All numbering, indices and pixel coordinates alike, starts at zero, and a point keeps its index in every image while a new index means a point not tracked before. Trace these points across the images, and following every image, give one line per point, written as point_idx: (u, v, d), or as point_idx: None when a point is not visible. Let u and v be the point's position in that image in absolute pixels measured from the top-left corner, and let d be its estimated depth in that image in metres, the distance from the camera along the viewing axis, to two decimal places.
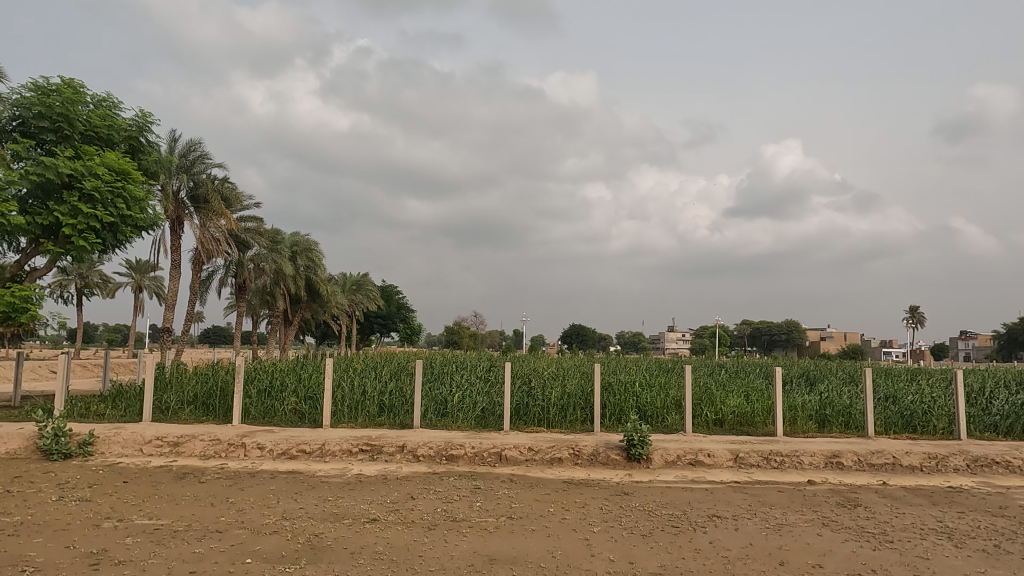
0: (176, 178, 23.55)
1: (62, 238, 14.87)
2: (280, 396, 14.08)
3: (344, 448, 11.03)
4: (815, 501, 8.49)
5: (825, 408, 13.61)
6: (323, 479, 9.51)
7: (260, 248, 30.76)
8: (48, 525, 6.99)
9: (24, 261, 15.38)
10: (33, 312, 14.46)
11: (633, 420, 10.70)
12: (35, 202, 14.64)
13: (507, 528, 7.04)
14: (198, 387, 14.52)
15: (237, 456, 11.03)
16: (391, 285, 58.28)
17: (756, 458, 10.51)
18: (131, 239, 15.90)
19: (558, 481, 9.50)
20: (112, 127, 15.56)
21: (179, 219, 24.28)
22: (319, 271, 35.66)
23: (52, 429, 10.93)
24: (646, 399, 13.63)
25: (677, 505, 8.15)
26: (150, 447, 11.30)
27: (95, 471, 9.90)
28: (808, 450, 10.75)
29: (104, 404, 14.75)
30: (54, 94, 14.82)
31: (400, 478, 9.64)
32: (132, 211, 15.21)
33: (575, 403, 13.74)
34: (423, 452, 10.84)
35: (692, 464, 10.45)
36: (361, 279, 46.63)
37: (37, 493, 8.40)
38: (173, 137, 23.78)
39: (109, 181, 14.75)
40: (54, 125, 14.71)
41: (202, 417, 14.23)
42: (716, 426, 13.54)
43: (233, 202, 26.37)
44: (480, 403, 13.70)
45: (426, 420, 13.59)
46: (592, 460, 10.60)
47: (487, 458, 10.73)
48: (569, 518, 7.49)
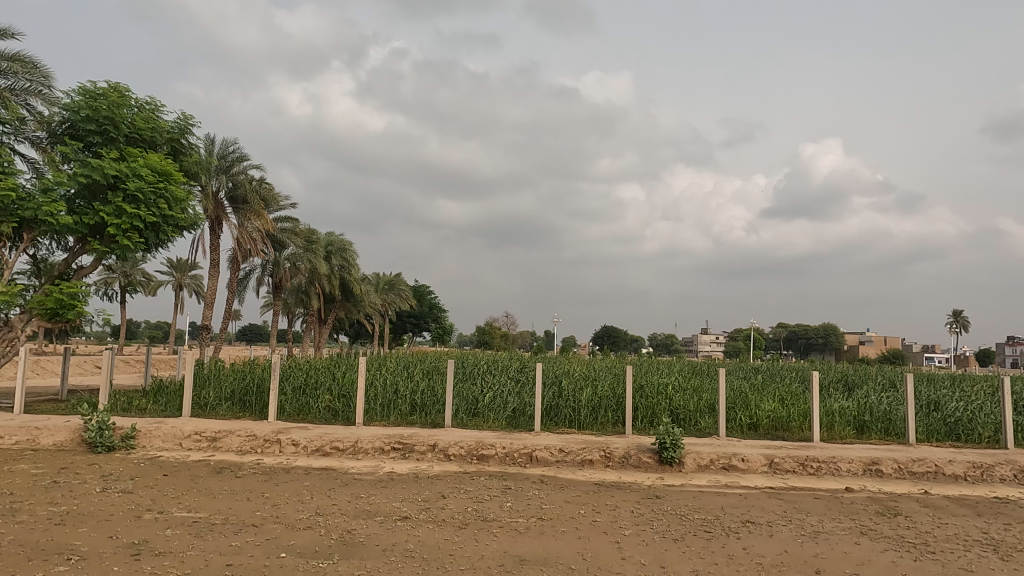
0: (215, 179, 24.13)
1: (107, 237, 15.32)
2: (314, 393, 14.30)
3: (376, 446, 11.15)
4: (852, 509, 8.30)
5: (864, 414, 13.32)
6: (357, 477, 9.63)
7: (295, 248, 31.22)
8: (92, 515, 7.22)
9: (71, 259, 15.87)
10: (80, 309, 14.93)
11: (666, 423, 10.58)
12: (82, 202, 15.09)
13: (538, 529, 7.02)
14: (236, 384, 14.82)
15: (273, 452, 11.23)
16: (423, 285, 58.73)
17: (792, 464, 10.30)
18: (172, 238, 16.37)
19: (590, 483, 9.47)
20: (155, 129, 15.97)
21: (219, 219, 24.85)
22: (354, 270, 36.07)
23: (97, 422, 11.30)
24: (679, 402, 13.48)
25: (709, 510, 8.03)
26: (189, 441, 11.56)
27: (137, 464, 10.20)
28: (846, 456, 10.50)
29: (146, 399, 15.18)
30: (100, 97, 15.20)
31: (431, 476, 9.70)
32: (173, 211, 15.65)
33: (606, 404, 13.61)
34: (455, 451, 10.90)
35: (726, 468, 10.30)
36: (394, 278, 46.98)
37: (82, 484, 8.68)
38: (213, 138, 24.32)
39: (152, 182, 15.14)
40: (100, 127, 15.16)
41: (240, 413, 14.55)
42: (751, 430, 13.34)
43: (271, 202, 26.87)
44: (511, 403, 13.72)
45: (457, 420, 13.69)
46: (623, 462, 10.53)
47: (518, 459, 10.73)
48: (600, 520, 7.44)
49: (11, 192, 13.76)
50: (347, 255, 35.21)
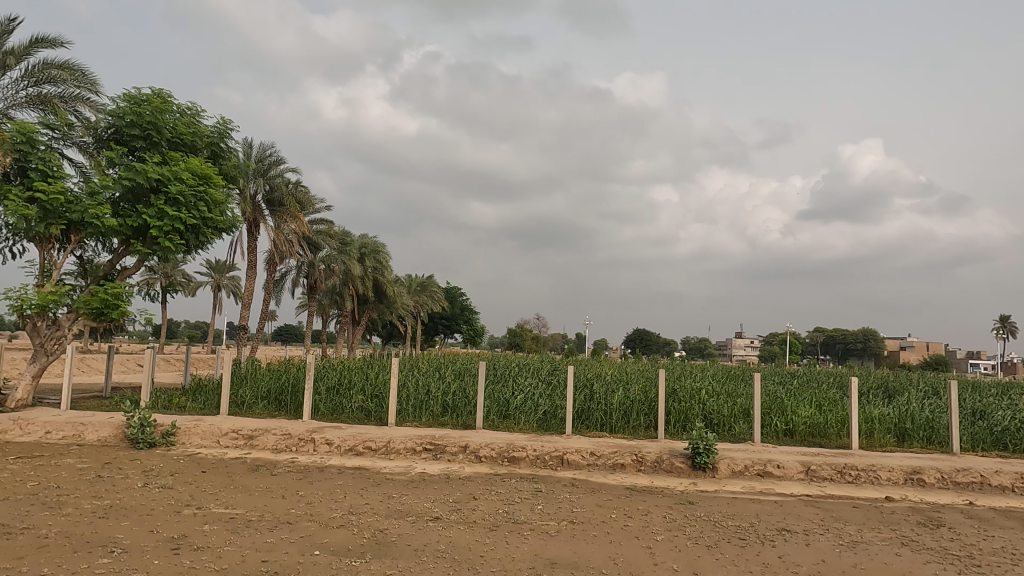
0: (253, 182, 24.65)
1: (150, 239, 15.75)
2: (348, 394, 14.46)
3: (408, 446, 11.24)
4: (893, 519, 8.07)
5: (905, 421, 12.95)
6: (389, 477, 9.71)
7: (330, 250, 31.67)
8: (134, 509, 7.42)
9: (115, 260, 16.36)
10: (123, 308, 15.37)
11: (699, 427, 10.43)
12: (126, 205, 15.55)
13: (568, 532, 6.99)
14: (272, 383, 15.09)
15: (307, 451, 11.40)
16: (455, 287, 59.01)
17: (829, 471, 10.07)
18: (212, 240, 16.76)
19: (621, 487, 9.39)
20: (196, 134, 16.37)
21: (256, 221, 25.36)
22: (387, 272, 36.42)
23: (139, 418, 11.61)
24: (713, 407, 13.27)
25: (744, 517, 7.89)
26: (227, 439, 11.79)
27: (177, 460, 10.45)
28: (886, 465, 10.22)
29: (186, 397, 15.56)
30: (144, 103, 15.62)
31: (462, 477, 9.73)
32: (213, 214, 16.04)
33: (638, 408, 13.46)
34: (486, 453, 10.92)
35: (760, 475, 10.10)
36: (426, 280, 47.27)
37: (125, 479, 8.93)
38: (251, 142, 24.84)
39: (193, 186, 15.54)
40: (144, 132, 15.61)
41: (275, 412, 14.79)
42: (787, 436, 13.08)
43: (306, 205, 27.33)
44: (542, 406, 13.68)
45: (488, 421, 13.70)
46: (655, 467, 10.41)
47: (549, 461, 10.70)
48: (632, 525, 7.37)
49: (60, 195, 14.24)
50: (380, 257, 35.56)
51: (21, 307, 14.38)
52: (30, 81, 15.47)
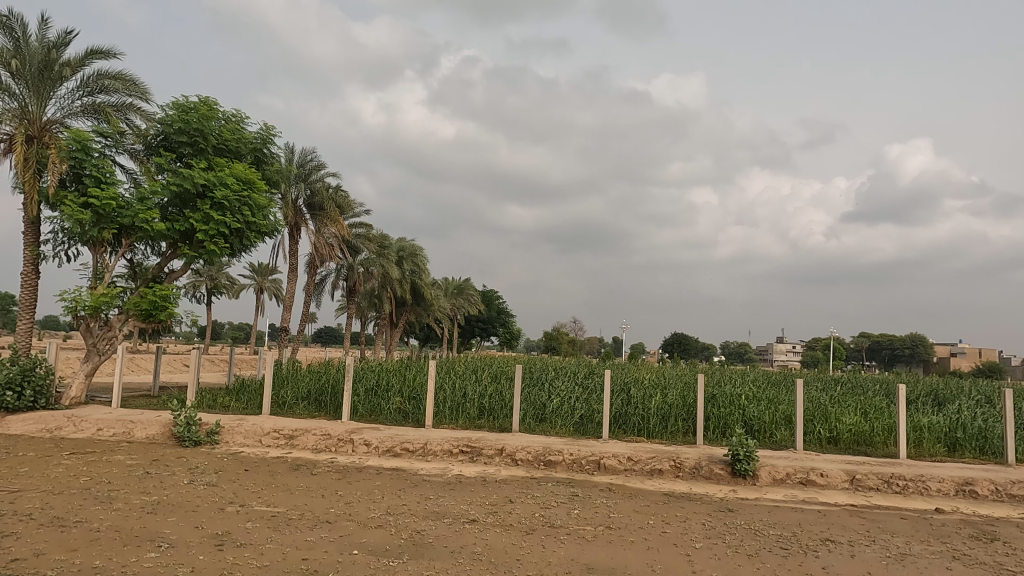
0: (295, 186, 25.17)
1: (196, 243, 16.20)
2: (386, 395, 14.62)
3: (445, 448, 11.31)
4: (943, 531, 7.79)
5: (956, 430, 12.49)
6: (426, 478, 9.79)
7: (369, 253, 32.12)
8: (181, 505, 7.63)
9: (164, 263, 16.87)
10: (170, 310, 15.84)
11: (739, 434, 10.25)
12: (174, 209, 16.03)
13: (605, 538, 6.93)
14: (312, 384, 15.34)
15: (346, 451, 11.56)
16: (492, 290, 59.18)
17: (875, 481, 9.77)
18: (255, 244, 17.16)
19: (659, 493, 9.27)
20: (240, 140, 16.79)
21: (298, 225, 25.86)
22: (424, 275, 36.72)
23: (185, 417, 11.95)
24: (753, 413, 13.01)
25: (786, 526, 7.72)
26: (269, 438, 12.04)
27: (221, 458, 10.72)
28: (936, 475, 9.87)
29: (230, 396, 15.94)
30: (191, 110, 16.08)
31: (499, 480, 9.74)
32: (256, 218, 16.42)
33: (676, 413, 13.27)
34: (522, 456, 10.91)
35: (803, 483, 9.86)
36: (462, 283, 47.51)
37: (171, 476, 9.20)
38: (292, 148, 25.37)
39: (237, 191, 15.94)
40: (191, 139, 16.08)
41: (315, 413, 15.03)
42: (830, 444, 12.74)
43: (346, 209, 27.78)
44: (579, 410, 13.60)
45: (525, 425, 13.69)
46: (694, 473, 10.25)
47: (586, 466, 10.63)
48: (670, 531, 7.27)
49: (111, 201, 14.76)
50: (418, 260, 35.90)
51: (75, 308, 14.93)
52: (85, 92, 16.08)
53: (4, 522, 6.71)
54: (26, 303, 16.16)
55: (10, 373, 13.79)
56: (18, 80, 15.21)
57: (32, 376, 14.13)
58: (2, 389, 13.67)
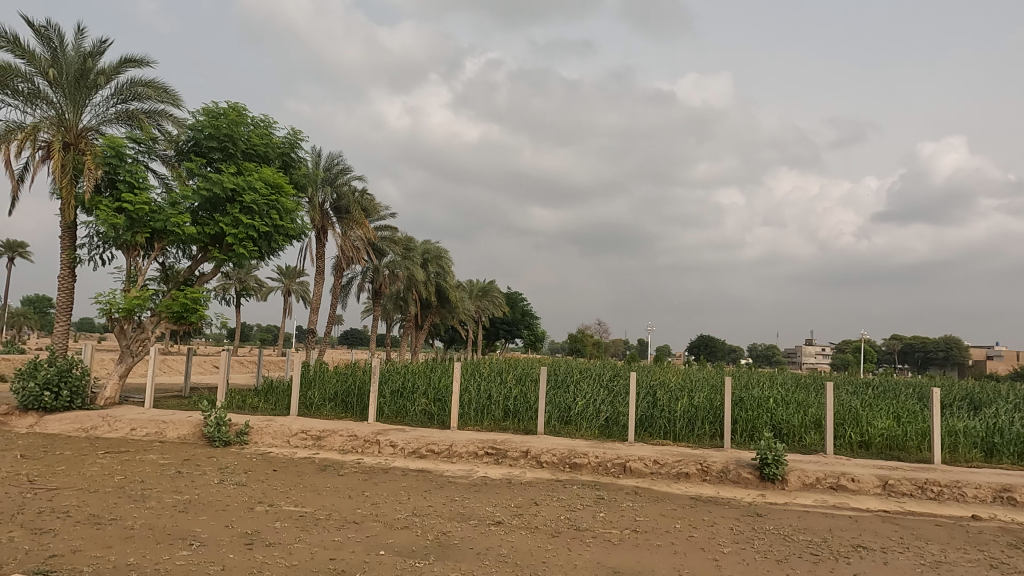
0: (322, 190, 25.47)
1: (226, 246, 16.48)
2: (411, 397, 14.70)
3: (471, 450, 11.33)
4: (980, 539, 7.59)
5: (993, 435, 12.16)
6: (451, 479, 9.82)
7: (394, 256, 32.36)
8: (211, 504, 7.75)
9: (194, 267, 17.18)
10: (201, 312, 16.12)
11: (768, 437, 10.10)
12: (204, 213, 16.32)
13: (632, 541, 6.88)
14: (339, 385, 15.49)
15: (372, 452, 11.65)
16: (517, 292, 59.18)
17: (909, 487, 9.55)
18: (283, 247, 17.40)
19: (686, 497, 9.18)
20: (269, 145, 17.04)
21: (325, 228, 26.16)
22: (449, 277, 36.87)
23: (215, 418, 12.16)
24: (782, 416, 12.81)
25: (816, 532, 7.58)
26: (297, 439, 12.18)
27: (250, 458, 10.88)
28: (972, 482, 9.62)
29: (258, 397, 16.17)
30: (221, 116, 16.36)
31: (524, 482, 9.74)
32: (284, 221, 16.65)
33: (703, 416, 13.12)
34: (547, 458, 10.89)
35: (834, 488, 9.68)
36: (487, 285, 47.58)
37: (202, 475, 9.36)
38: (319, 152, 25.68)
39: (266, 195, 16.17)
40: (221, 144, 16.36)
41: (342, 414, 15.17)
42: (862, 449, 12.50)
43: (372, 212, 28.01)
44: (604, 412, 13.51)
45: (550, 427, 13.67)
46: (721, 477, 10.12)
47: (611, 469, 10.56)
48: (697, 536, 7.20)
49: (144, 206, 15.10)
50: (443, 262, 35.91)
51: (110, 311, 15.29)
52: (119, 99, 16.46)
53: (42, 519, 6.89)
54: (63, 305, 16.58)
55: (48, 374, 14.15)
56: (55, 88, 15.63)
57: (68, 376, 14.49)
58: (39, 389, 14.04)
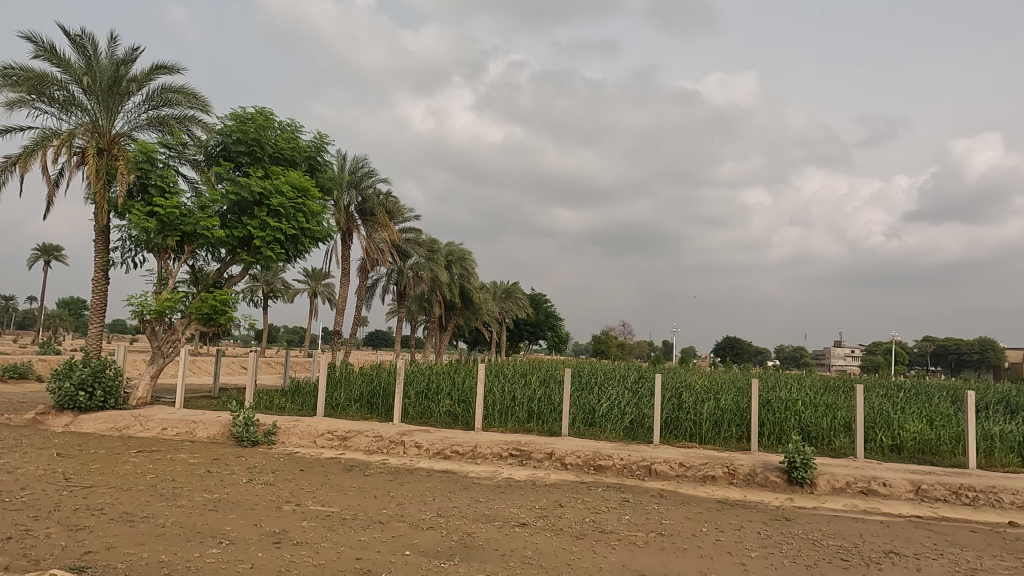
0: (347, 193, 25.73)
1: (253, 249, 16.71)
2: (436, 398, 14.77)
3: (495, 452, 11.35)
4: (1018, 546, 7.38)
5: None
6: (476, 481, 9.84)
7: (418, 258, 32.54)
8: (240, 503, 7.87)
9: (223, 269, 17.46)
10: (229, 314, 16.38)
11: (796, 440, 9.94)
12: (233, 216, 16.59)
13: (657, 544, 6.82)
14: (364, 386, 15.61)
15: (397, 453, 11.73)
16: (540, 294, 59.13)
17: (943, 492, 9.33)
18: (309, 249, 17.59)
19: (712, 500, 9.08)
20: (295, 149, 17.26)
21: (350, 231, 26.40)
22: (472, 279, 36.97)
23: (243, 418, 12.34)
24: (811, 419, 12.61)
25: (846, 537, 7.45)
26: (323, 439, 12.31)
27: (278, 458, 11.03)
28: (1009, 487, 9.36)
29: (286, 398, 16.37)
30: (249, 121, 16.60)
31: (548, 484, 9.72)
32: (310, 224, 16.85)
33: (729, 418, 12.96)
34: (572, 460, 10.85)
35: (864, 492, 9.50)
36: (511, 287, 47.59)
37: (231, 474, 9.51)
38: (345, 155, 25.93)
39: (293, 198, 16.39)
40: (249, 148, 16.63)
41: (367, 415, 15.29)
42: (893, 453, 12.24)
43: (396, 215, 28.21)
44: (629, 414, 13.42)
45: (574, 429, 13.62)
46: (748, 481, 9.99)
47: (636, 471, 10.49)
48: (724, 539, 7.11)
49: (174, 209, 15.37)
50: (467, 263, 36.00)
51: (141, 313, 15.60)
52: (150, 105, 16.81)
53: (77, 516, 7.06)
54: (97, 307, 16.97)
55: (82, 374, 14.50)
56: (89, 95, 16.01)
57: (102, 377, 14.81)
58: (75, 389, 14.39)
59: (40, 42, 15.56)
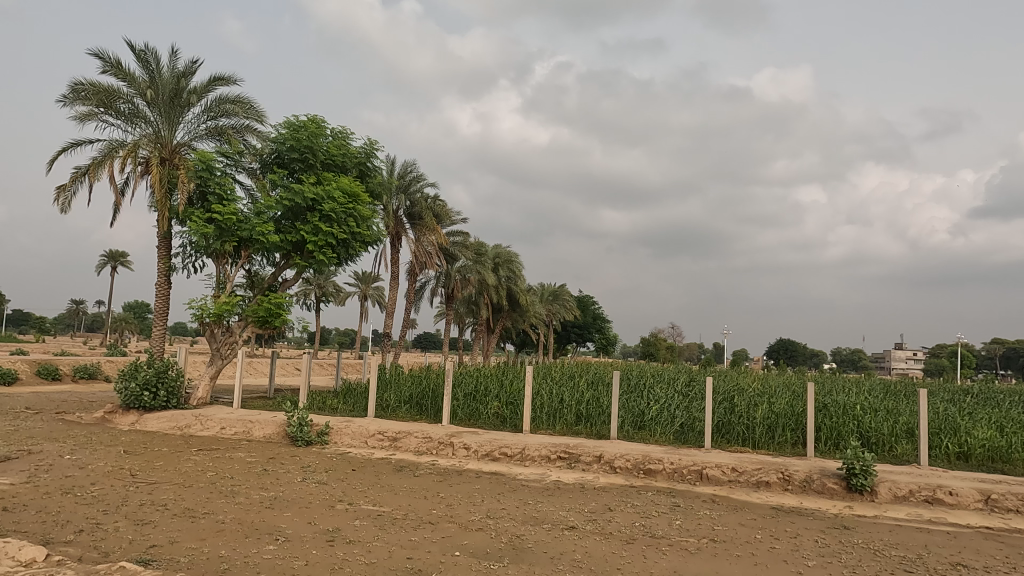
0: (396, 198, 26.13)
1: (307, 253, 17.12)
2: (484, 400, 14.84)
3: (543, 454, 11.32)
4: None
5: None
6: (524, 483, 9.84)
7: (466, 261, 32.79)
8: (296, 501, 8.07)
9: (278, 273, 17.94)
10: (284, 317, 16.82)
11: (855, 446, 9.61)
12: (287, 222, 17.04)
13: (709, 551, 6.68)
14: (413, 388, 15.81)
15: (446, 455, 11.83)
16: (588, 296, 58.79)
17: (1016, 502, 8.84)
18: (359, 253, 17.93)
19: (766, 507, 8.85)
20: (346, 155, 17.62)
21: (399, 235, 26.78)
22: (519, 281, 37.03)
23: (297, 418, 12.65)
24: (870, 425, 12.16)
25: (910, 548, 7.15)
26: (374, 440, 12.50)
27: (331, 458, 11.27)
28: None
29: (338, 399, 16.72)
30: (302, 128, 17.02)
31: (597, 488, 9.65)
32: (361, 229, 17.17)
33: (784, 423, 12.61)
34: (621, 464, 10.74)
35: (929, 501, 9.10)
36: (558, 289, 47.47)
37: (286, 473, 9.76)
38: (394, 161, 26.36)
39: (344, 203, 16.73)
40: (302, 156, 17.06)
41: (417, 416, 15.50)
42: (960, 460, 11.69)
43: (444, 218, 28.48)
44: (679, 418, 13.20)
45: (623, 432, 13.49)
46: (805, 487, 9.70)
47: (687, 476, 10.31)
48: (779, 547, 6.92)
49: (232, 216, 15.89)
50: (513, 266, 36.07)
51: (201, 316, 16.18)
52: (209, 116, 17.43)
53: (143, 511, 7.36)
54: (160, 311, 17.68)
55: (147, 375, 15.13)
56: (152, 108, 16.71)
57: (165, 378, 15.40)
58: (140, 389, 15.01)
59: (107, 59, 16.33)
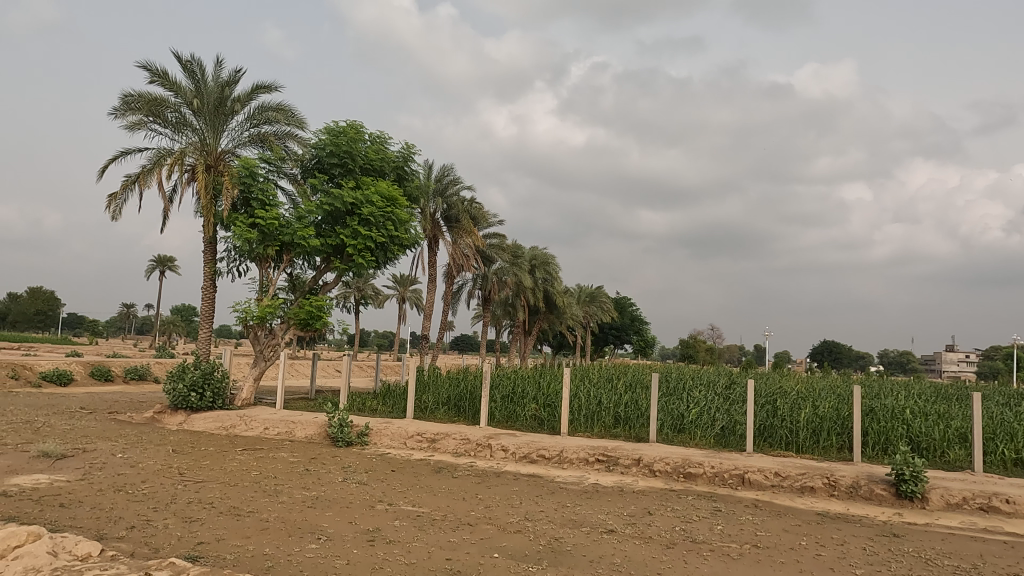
0: (433, 201, 26.35)
1: (346, 256, 17.39)
2: (521, 402, 14.83)
3: (581, 457, 11.26)
4: None
5: None
6: (562, 485, 9.81)
7: (502, 263, 32.85)
8: (337, 501, 8.20)
9: (318, 276, 18.25)
10: (324, 319, 17.10)
11: (904, 452, 9.31)
12: (327, 226, 17.33)
13: (753, 557, 6.55)
14: (452, 389, 15.90)
15: (484, 456, 11.87)
16: (626, 298, 58.30)
17: None
18: (398, 256, 18.12)
19: (811, 513, 8.64)
20: (384, 160, 17.84)
21: (436, 238, 26.99)
22: (556, 283, 36.95)
23: (338, 419, 12.84)
24: (920, 430, 11.76)
25: (964, 557, 6.88)
26: (412, 442, 12.61)
27: (371, 459, 11.42)
28: None
29: (378, 401, 16.92)
30: (341, 134, 17.31)
31: (637, 491, 9.55)
32: (399, 232, 17.36)
33: (829, 427, 12.28)
34: (660, 467, 10.62)
35: (984, 509, 8.76)
36: (595, 290, 47.21)
37: (328, 473, 9.92)
38: (431, 164, 26.59)
39: (382, 207, 16.94)
40: (341, 160, 17.36)
41: (455, 417, 15.59)
42: (1017, 467, 11.21)
43: (481, 221, 28.59)
44: (719, 421, 12.98)
45: (662, 435, 13.33)
46: (852, 493, 9.43)
47: (729, 480, 10.14)
48: (825, 555, 6.74)
49: (274, 220, 16.24)
50: (550, 268, 35.97)
51: (245, 318, 16.56)
52: (252, 123, 17.86)
53: (191, 509, 7.57)
54: (206, 314, 18.16)
55: (194, 376, 15.56)
56: (198, 117, 17.20)
57: (211, 379, 15.82)
58: (187, 390, 15.44)
59: (155, 69, 16.87)
